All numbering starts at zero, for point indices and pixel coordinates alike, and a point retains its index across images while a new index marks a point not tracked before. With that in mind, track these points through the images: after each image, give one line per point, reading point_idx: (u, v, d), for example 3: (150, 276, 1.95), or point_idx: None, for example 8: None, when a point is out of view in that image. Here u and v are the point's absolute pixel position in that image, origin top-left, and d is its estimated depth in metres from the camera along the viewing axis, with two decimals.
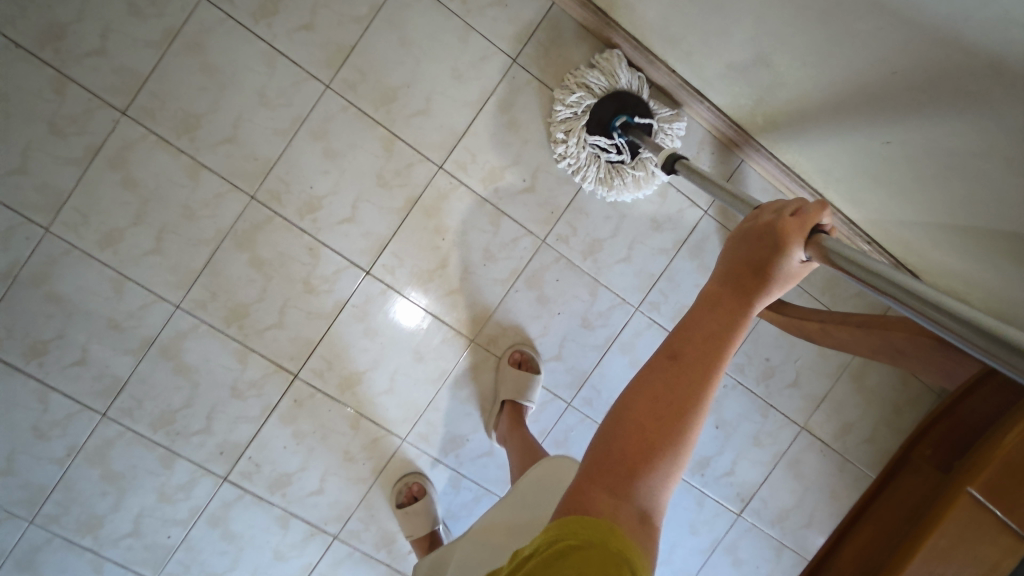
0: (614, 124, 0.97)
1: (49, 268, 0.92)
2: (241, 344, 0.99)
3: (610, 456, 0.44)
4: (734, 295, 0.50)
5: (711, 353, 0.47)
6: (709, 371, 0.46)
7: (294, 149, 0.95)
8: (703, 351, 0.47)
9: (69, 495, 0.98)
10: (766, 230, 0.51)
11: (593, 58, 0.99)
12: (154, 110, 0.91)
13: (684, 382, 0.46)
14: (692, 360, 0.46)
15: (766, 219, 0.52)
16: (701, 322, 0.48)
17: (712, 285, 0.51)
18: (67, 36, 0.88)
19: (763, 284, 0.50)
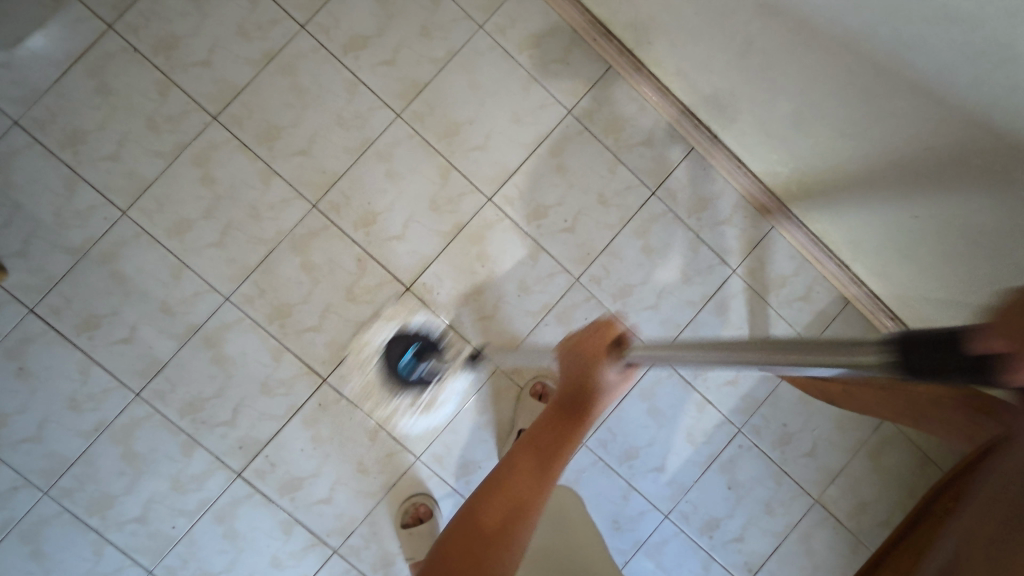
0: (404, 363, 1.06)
1: (118, 247, 0.99)
2: (279, 342, 1.03)
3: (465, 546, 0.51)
4: (566, 417, 0.63)
5: (554, 456, 0.59)
6: (563, 448, 0.60)
7: (360, 166, 1.04)
8: (536, 460, 0.58)
9: (88, 470, 1.00)
10: (581, 348, 0.65)
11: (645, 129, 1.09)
12: (242, 118, 1.01)
13: (540, 468, 0.58)
14: (548, 445, 0.60)
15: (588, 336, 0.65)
16: (542, 436, 0.61)
17: (555, 403, 0.65)
18: (179, 46, 0.99)
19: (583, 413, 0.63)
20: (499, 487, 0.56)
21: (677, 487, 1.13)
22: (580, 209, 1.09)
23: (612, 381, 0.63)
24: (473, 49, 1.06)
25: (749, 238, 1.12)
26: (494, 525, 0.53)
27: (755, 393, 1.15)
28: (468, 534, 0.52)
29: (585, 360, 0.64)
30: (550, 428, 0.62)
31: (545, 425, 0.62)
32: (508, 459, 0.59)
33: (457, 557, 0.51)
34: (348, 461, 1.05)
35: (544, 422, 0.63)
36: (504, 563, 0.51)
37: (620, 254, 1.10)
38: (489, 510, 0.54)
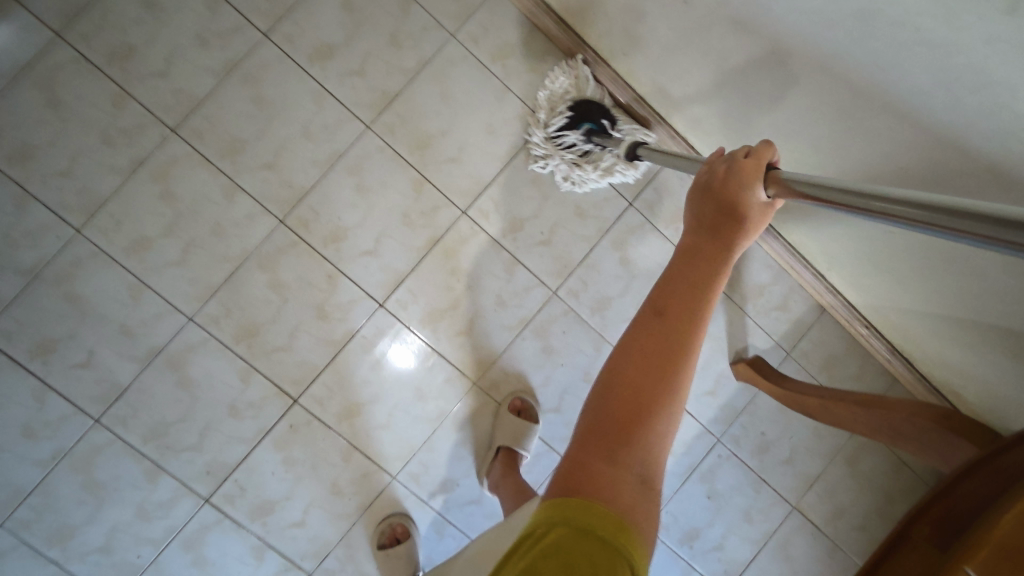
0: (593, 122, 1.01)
1: (73, 267, 0.94)
2: (247, 363, 0.99)
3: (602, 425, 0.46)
4: (705, 236, 0.53)
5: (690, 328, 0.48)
6: (695, 319, 0.49)
7: (329, 180, 1.00)
8: (666, 325, 0.49)
9: (46, 500, 0.95)
10: (726, 171, 0.54)
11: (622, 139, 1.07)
12: (203, 131, 0.97)
13: (671, 335, 0.48)
14: (677, 314, 0.49)
15: (722, 167, 0.54)
16: (682, 276, 0.51)
17: (688, 239, 0.54)
18: (134, 56, 0.95)
19: (731, 232, 0.53)
20: (644, 366, 0.47)
21: None
22: (557, 221, 1.07)
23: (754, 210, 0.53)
24: (444, 58, 1.03)
25: None
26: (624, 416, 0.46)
27: (733, 403, 1.15)
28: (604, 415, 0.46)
29: (728, 187, 0.53)
30: (694, 255, 0.52)
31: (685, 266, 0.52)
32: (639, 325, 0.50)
33: (598, 437, 0.46)
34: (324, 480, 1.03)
35: (684, 253, 0.53)
36: (643, 450, 0.45)
37: (597, 266, 1.09)
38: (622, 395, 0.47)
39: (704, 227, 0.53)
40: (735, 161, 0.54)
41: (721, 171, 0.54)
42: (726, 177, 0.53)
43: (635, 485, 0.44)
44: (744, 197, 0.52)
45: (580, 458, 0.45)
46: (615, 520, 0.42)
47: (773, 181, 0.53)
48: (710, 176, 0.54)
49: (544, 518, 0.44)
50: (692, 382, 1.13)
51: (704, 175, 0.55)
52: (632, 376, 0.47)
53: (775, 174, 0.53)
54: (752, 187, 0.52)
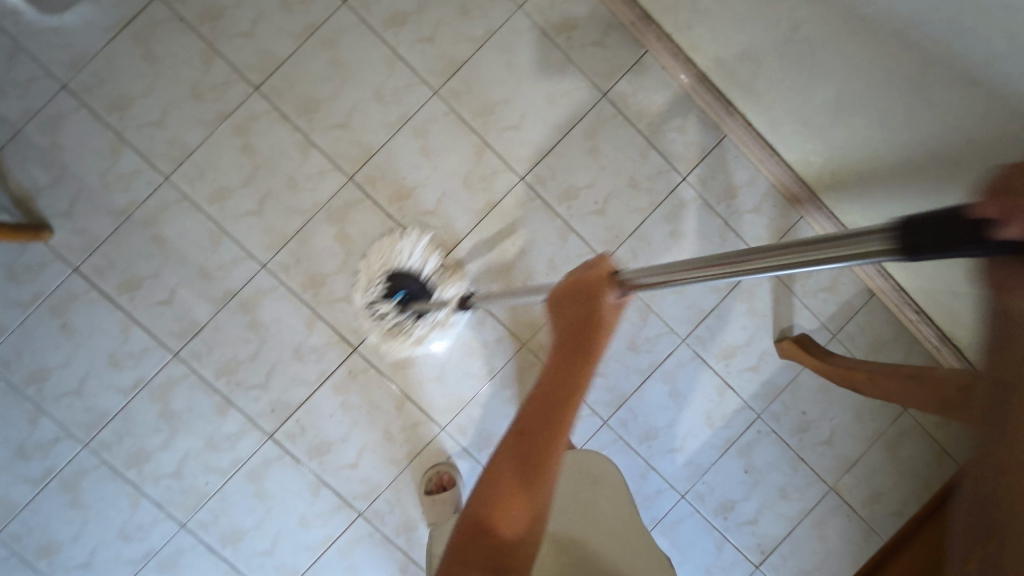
0: (400, 294, 1.08)
1: (160, 211, 1.02)
2: (312, 310, 1.06)
3: (472, 536, 0.56)
4: (569, 356, 0.59)
5: (547, 441, 0.56)
6: (554, 430, 0.57)
7: (396, 142, 1.05)
8: (522, 455, 0.57)
9: (126, 425, 1.04)
10: (576, 291, 0.60)
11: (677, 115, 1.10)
12: (282, 90, 1.03)
13: (529, 459, 0.56)
14: (532, 435, 0.57)
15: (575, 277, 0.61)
16: (544, 389, 0.58)
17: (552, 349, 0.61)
18: (224, 16, 1.01)
19: (589, 345, 0.59)
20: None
21: (694, 468, 1.16)
22: (610, 191, 1.10)
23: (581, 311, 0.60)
24: (511, 29, 1.06)
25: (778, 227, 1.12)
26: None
27: (775, 380, 1.16)
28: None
29: (590, 301, 0.59)
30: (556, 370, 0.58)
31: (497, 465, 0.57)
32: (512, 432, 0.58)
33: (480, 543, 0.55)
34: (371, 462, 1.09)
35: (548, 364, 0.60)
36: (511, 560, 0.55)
37: (647, 237, 1.12)
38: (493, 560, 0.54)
39: (567, 343, 0.59)
40: (583, 273, 0.61)
41: (572, 284, 0.61)
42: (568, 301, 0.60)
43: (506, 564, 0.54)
44: (597, 308, 0.59)
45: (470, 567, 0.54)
46: None
47: (619, 287, 0.58)
48: (565, 287, 0.62)
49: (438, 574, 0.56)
50: (735, 357, 1.15)
51: (556, 293, 0.62)
52: (495, 485, 0.56)
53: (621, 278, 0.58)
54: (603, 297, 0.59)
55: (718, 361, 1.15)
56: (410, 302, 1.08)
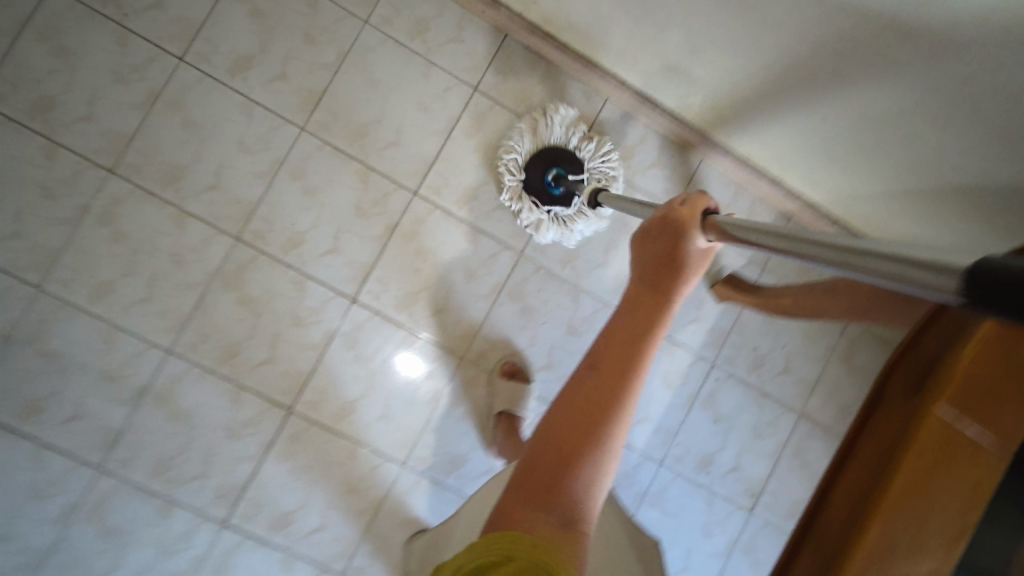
0: (547, 178, 1.04)
1: (42, 325, 0.95)
2: (234, 383, 1.00)
3: (531, 482, 0.42)
4: (647, 285, 0.52)
5: (632, 350, 0.45)
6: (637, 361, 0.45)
7: (276, 189, 1.01)
8: (625, 351, 0.46)
9: (67, 556, 0.96)
10: (663, 225, 0.55)
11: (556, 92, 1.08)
12: (140, 166, 0.97)
13: (616, 377, 0.44)
14: (613, 358, 0.45)
15: (664, 211, 0.57)
16: (621, 318, 0.48)
17: (633, 286, 0.52)
18: (56, 106, 0.95)
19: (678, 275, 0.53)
20: (585, 408, 0.43)
21: (665, 432, 1.14)
22: (508, 183, 1.08)
23: (698, 256, 0.54)
24: (363, 47, 1.02)
25: (681, 175, 1.12)
26: (553, 460, 0.42)
27: (721, 325, 1.15)
28: (533, 476, 0.42)
29: (677, 233, 0.55)
30: (638, 307, 0.49)
31: (629, 313, 0.48)
32: (619, 318, 0.48)
33: (540, 475, 0.42)
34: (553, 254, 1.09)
35: (631, 301, 0.50)
36: (583, 483, 0.42)
37: None
38: (587, 432, 0.42)
39: (652, 272, 0.53)
40: (674, 207, 0.57)
41: (661, 219, 0.56)
42: (671, 233, 0.55)
43: (555, 531, 0.40)
44: (683, 247, 0.54)
45: (539, 459, 0.43)
46: (533, 542, 0.39)
47: (711, 227, 0.54)
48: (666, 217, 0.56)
49: (470, 554, 0.40)
50: (676, 314, 1.14)
51: (653, 219, 0.57)
52: (573, 416, 0.43)
53: (714, 220, 0.54)
54: (691, 237, 0.55)
55: None
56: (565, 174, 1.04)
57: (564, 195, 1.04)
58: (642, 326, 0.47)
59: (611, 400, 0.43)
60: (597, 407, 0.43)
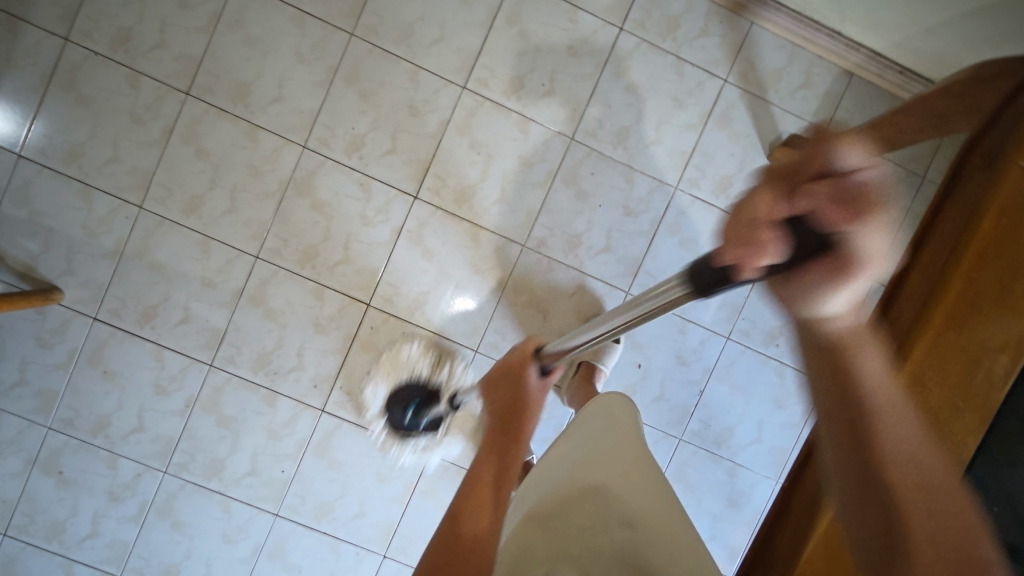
0: (405, 416, 1.09)
1: (148, 240, 1.06)
2: (316, 282, 1.08)
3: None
4: (498, 435, 0.76)
5: (498, 483, 0.68)
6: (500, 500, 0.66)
7: (334, 96, 1.06)
8: (490, 493, 0.66)
9: (193, 442, 1.10)
10: (504, 372, 0.81)
11: None
12: (211, 86, 1.04)
13: (494, 504, 0.65)
14: (482, 496, 0.66)
15: (505, 361, 0.82)
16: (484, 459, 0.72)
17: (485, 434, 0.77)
18: (132, 36, 1.03)
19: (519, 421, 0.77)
20: (463, 522, 0.63)
21: (731, 307, 1.14)
22: (554, 69, 1.08)
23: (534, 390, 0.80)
24: None
25: (731, 41, 1.09)
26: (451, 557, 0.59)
27: None
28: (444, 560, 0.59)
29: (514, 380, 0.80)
30: (498, 452, 0.73)
31: (490, 455, 0.73)
32: (491, 458, 0.72)
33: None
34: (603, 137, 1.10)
35: (490, 442, 0.75)
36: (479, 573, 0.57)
37: (606, 100, 1.09)
38: (476, 501, 0.65)
39: (503, 417, 0.78)
40: (507, 358, 0.82)
41: (502, 367, 0.82)
42: (505, 383, 0.80)
43: None
44: (524, 393, 0.79)
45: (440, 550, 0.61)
46: None
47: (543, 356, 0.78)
48: (501, 372, 0.81)
49: None
50: (735, 187, 1.12)
51: (496, 367, 0.83)
52: (455, 532, 0.61)
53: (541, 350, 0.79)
54: (528, 374, 0.79)
55: (717, 196, 1.12)
56: (422, 404, 1.09)
57: (427, 425, 1.10)
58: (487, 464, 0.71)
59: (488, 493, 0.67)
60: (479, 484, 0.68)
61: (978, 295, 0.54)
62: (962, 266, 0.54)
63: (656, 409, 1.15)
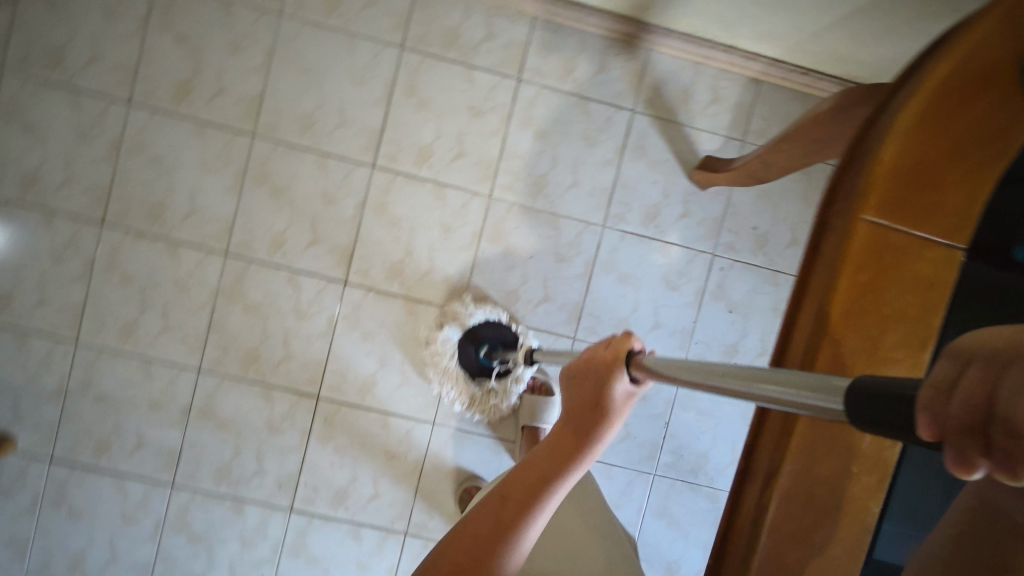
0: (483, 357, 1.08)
1: (89, 373, 1.06)
2: (262, 384, 1.08)
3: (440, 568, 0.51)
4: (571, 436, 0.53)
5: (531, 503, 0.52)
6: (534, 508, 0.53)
7: (247, 199, 1.06)
8: (522, 507, 0.53)
9: (169, 564, 1.09)
10: (587, 368, 0.54)
11: (482, 26, 1.06)
12: (125, 211, 1.05)
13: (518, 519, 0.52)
14: (517, 504, 0.53)
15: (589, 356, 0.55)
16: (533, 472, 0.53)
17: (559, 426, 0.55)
18: (40, 177, 1.04)
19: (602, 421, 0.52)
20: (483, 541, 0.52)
21: (681, 334, 1.12)
22: (460, 131, 1.08)
23: (619, 404, 0.53)
24: (285, 39, 1.04)
25: (631, 72, 1.08)
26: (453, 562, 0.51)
27: (713, 212, 1.11)
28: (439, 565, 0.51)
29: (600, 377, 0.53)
30: (549, 472, 0.53)
31: (545, 463, 0.53)
32: (515, 477, 0.54)
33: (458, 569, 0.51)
34: (521, 190, 1.09)
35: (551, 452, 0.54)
36: None
37: (517, 152, 1.09)
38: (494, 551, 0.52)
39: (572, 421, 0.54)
40: (598, 349, 0.55)
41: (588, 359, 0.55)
42: (592, 378, 0.54)
43: None
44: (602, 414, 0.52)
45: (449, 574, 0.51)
46: None
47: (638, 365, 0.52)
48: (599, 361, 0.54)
49: None
50: (663, 214, 1.11)
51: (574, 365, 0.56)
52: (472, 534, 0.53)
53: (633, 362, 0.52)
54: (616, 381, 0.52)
55: (647, 226, 1.11)
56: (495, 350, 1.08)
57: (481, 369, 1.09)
58: (552, 471, 0.53)
59: (523, 517, 0.52)
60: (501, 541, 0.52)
61: (850, 355, 0.49)
62: (828, 330, 0.48)
63: (625, 449, 1.13)
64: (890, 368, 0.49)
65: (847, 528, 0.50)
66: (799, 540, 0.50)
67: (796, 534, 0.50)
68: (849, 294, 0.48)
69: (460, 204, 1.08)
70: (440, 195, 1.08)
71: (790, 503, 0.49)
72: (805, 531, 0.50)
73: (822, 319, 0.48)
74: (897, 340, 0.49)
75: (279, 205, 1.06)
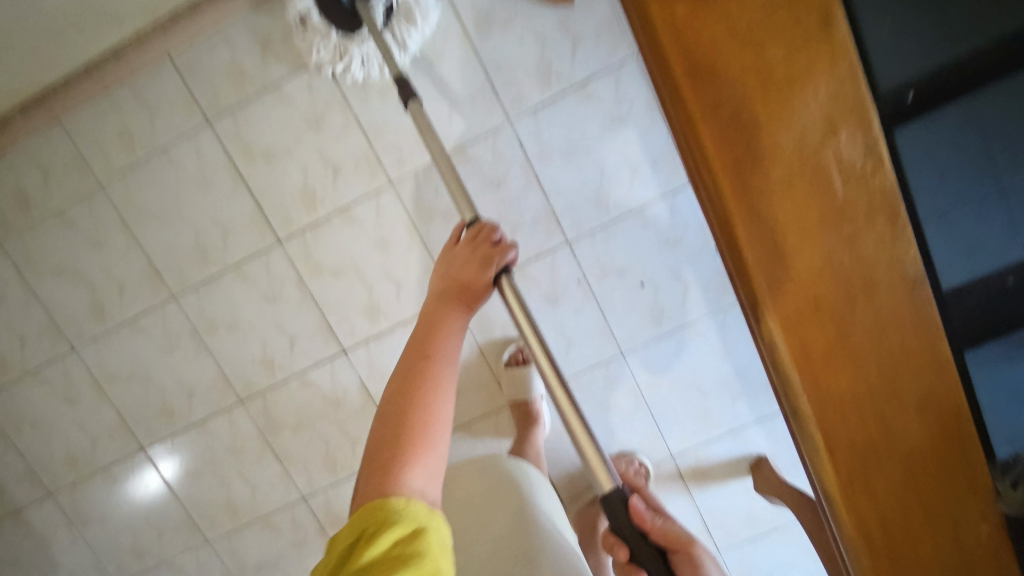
0: None
1: (237, 556, 1.15)
2: (357, 474, 1.10)
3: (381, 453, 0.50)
4: (461, 305, 0.60)
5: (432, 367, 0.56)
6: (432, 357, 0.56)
7: (217, 349, 1.04)
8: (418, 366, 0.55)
9: None
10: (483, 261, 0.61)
11: (251, 39, 0.91)
12: (148, 428, 1.09)
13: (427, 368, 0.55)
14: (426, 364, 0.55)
15: (483, 251, 0.61)
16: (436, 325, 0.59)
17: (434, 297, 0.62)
18: (76, 452, 1.10)
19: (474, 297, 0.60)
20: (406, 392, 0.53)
21: (664, 157, 0.94)
22: (319, 149, 0.96)
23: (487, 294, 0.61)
24: (124, 198, 0.99)
25: None
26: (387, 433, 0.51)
27: (603, 13, 0.90)
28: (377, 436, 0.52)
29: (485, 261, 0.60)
30: (444, 326, 0.59)
31: (439, 316, 0.60)
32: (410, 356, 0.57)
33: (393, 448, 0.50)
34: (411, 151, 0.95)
35: (428, 321, 0.60)
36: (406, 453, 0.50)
37: (379, 122, 0.94)
38: (392, 448, 0.50)
39: (457, 291, 0.61)
40: (483, 247, 0.61)
41: (478, 258, 0.61)
42: (481, 248, 0.61)
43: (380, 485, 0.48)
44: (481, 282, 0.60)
45: (372, 453, 0.51)
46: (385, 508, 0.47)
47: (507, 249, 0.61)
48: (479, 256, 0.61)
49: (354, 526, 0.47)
50: (556, 58, 0.91)
51: (445, 261, 0.62)
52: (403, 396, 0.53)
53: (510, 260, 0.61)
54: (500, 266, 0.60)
55: (550, 84, 0.92)
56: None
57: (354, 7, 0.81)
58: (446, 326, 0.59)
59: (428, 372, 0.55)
60: (410, 405, 0.53)
61: (743, 113, 0.34)
62: (690, 107, 0.34)
63: (695, 299, 0.99)
64: (806, 85, 0.33)
65: (894, 304, 0.36)
66: (842, 358, 0.36)
67: (832, 351, 0.36)
68: (681, 49, 0.34)
69: (373, 211, 0.98)
70: (352, 218, 0.98)
71: (795, 321, 0.36)
72: (845, 343, 0.36)
73: (675, 101, 0.35)
74: (789, 45, 0.33)
75: (242, 335, 1.04)
